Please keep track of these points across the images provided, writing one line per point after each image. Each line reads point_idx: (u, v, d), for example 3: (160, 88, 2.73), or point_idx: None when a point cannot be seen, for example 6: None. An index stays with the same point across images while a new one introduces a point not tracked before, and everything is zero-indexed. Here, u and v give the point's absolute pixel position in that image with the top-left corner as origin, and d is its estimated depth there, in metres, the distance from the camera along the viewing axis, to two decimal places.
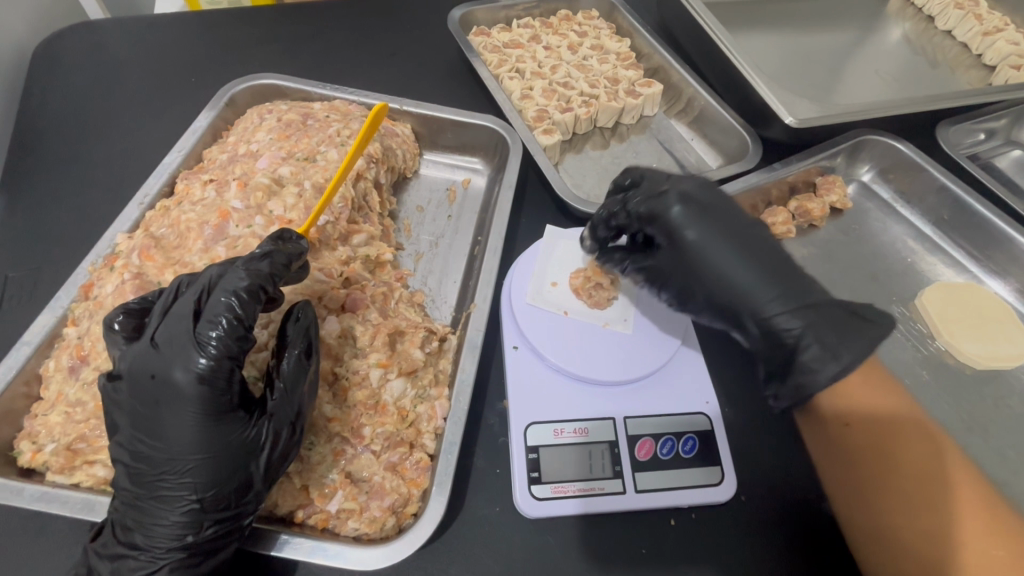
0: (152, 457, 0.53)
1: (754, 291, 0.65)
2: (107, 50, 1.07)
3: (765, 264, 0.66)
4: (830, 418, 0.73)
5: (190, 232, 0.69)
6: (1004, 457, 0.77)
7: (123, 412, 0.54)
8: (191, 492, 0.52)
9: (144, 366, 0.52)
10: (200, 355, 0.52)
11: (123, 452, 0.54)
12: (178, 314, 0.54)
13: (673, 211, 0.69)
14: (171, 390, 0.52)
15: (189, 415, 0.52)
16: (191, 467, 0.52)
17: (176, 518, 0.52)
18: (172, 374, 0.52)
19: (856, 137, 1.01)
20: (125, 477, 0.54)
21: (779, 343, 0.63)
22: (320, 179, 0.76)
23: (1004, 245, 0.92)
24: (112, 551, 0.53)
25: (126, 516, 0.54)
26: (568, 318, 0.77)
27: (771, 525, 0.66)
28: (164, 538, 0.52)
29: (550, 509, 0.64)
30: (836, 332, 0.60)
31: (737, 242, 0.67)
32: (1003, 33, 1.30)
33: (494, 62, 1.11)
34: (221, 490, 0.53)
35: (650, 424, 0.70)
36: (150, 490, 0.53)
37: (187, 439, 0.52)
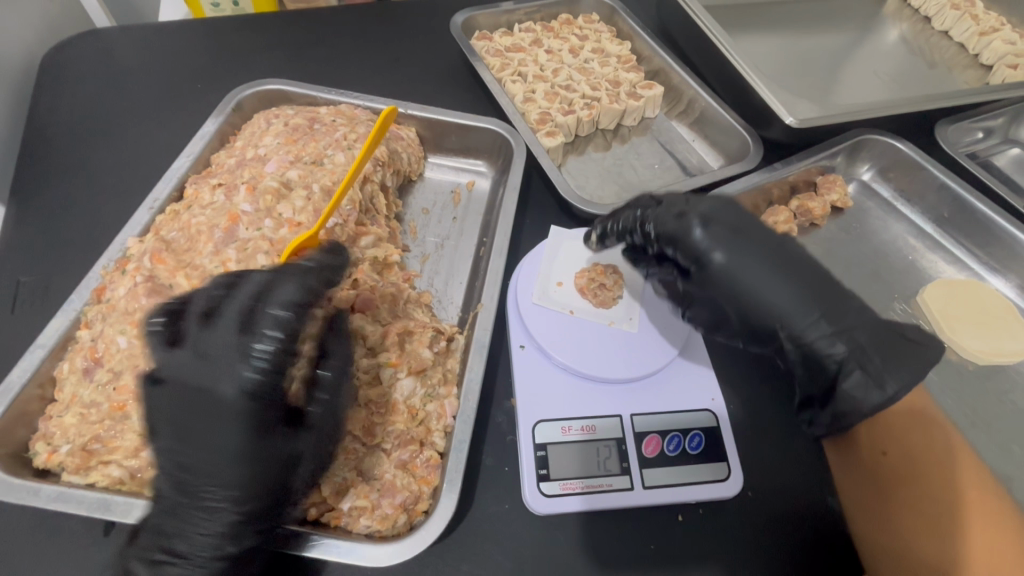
0: (199, 465, 0.53)
1: (796, 313, 0.59)
2: (113, 58, 1.09)
3: (812, 287, 0.60)
4: (864, 439, 0.69)
5: (201, 235, 0.70)
6: (1008, 451, 0.77)
7: (162, 421, 0.53)
8: (235, 498, 0.53)
9: (191, 376, 0.54)
10: (246, 367, 0.54)
11: (161, 460, 0.54)
12: (231, 323, 0.56)
13: (696, 233, 0.63)
14: (219, 400, 0.53)
15: (235, 425, 0.53)
16: (236, 475, 0.53)
17: (221, 524, 0.53)
18: (221, 384, 0.53)
19: (857, 137, 1.02)
20: (162, 483, 0.54)
21: (820, 368, 0.60)
22: (328, 182, 0.76)
23: (1004, 241, 0.93)
24: (150, 557, 0.53)
25: (165, 524, 0.53)
26: (574, 317, 0.78)
27: (776, 520, 0.67)
28: (205, 545, 0.53)
29: (559, 506, 0.65)
30: (884, 358, 0.59)
31: (775, 263, 0.60)
32: (999, 33, 1.31)
33: (497, 66, 1.12)
34: (265, 496, 0.54)
35: (657, 421, 0.70)
36: (193, 497, 0.53)
37: (233, 446, 0.53)
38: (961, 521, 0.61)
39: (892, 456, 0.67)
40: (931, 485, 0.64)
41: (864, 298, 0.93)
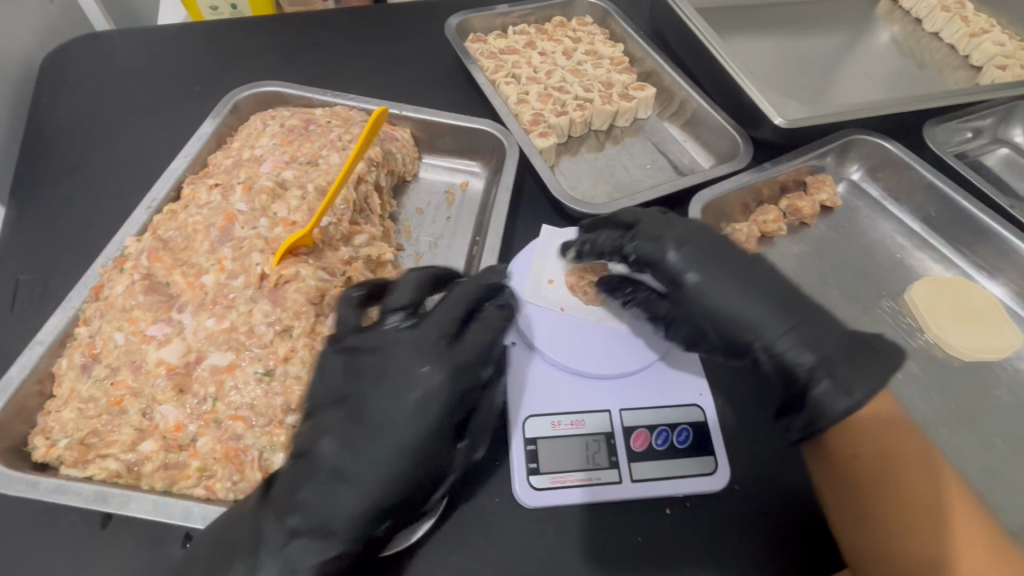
0: (384, 438, 0.57)
1: (764, 326, 0.65)
2: (112, 61, 1.10)
3: (776, 299, 0.65)
4: (836, 446, 0.65)
5: (198, 234, 0.71)
6: (992, 445, 0.79)
7: (366, 392, 0.59)
8: (392, 489, 0.55)
9: (402, 364, 0.59)
10: (461, 362, 0.60)
11: (333, 437, 0.57)
12: (464, 312, 0.63)
13: (669, 255, 0.69)
14: (422, 390, 0.58)
15: (423, 418, 0.57)
16: (401, 467, 0.56)
17: (378, 503, 0.55)
18: (428, 377, 0.58)
19: (847, 136, 1.03)
20: (325, 458, 0.56)
21: (792, 376, 0.63)
22: (323, 182, 0.78)
23: (991, 239, 0.95)
24: (285, 528, 0.54)
25: (316, 495, 0.55)
26: (565, 314, 0.79)
27: (761, 512, 0.68)
28: (343, 528, 0.54)
29: (549, 499, 0.66)
30: (851, 367, 0.61)
31: (741, 280, 0.67)
32: (989, 34, 1.33)
33: (491, 68, 1.13)
34: (416, 493, 0.57)
35: (645, 416, 0.72)
36: (351, 481, 0.55)
37: (413, 438, 0.56)
38: (944, 524, 0.57)
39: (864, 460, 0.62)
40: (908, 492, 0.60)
41: (854, 296, 0.94)
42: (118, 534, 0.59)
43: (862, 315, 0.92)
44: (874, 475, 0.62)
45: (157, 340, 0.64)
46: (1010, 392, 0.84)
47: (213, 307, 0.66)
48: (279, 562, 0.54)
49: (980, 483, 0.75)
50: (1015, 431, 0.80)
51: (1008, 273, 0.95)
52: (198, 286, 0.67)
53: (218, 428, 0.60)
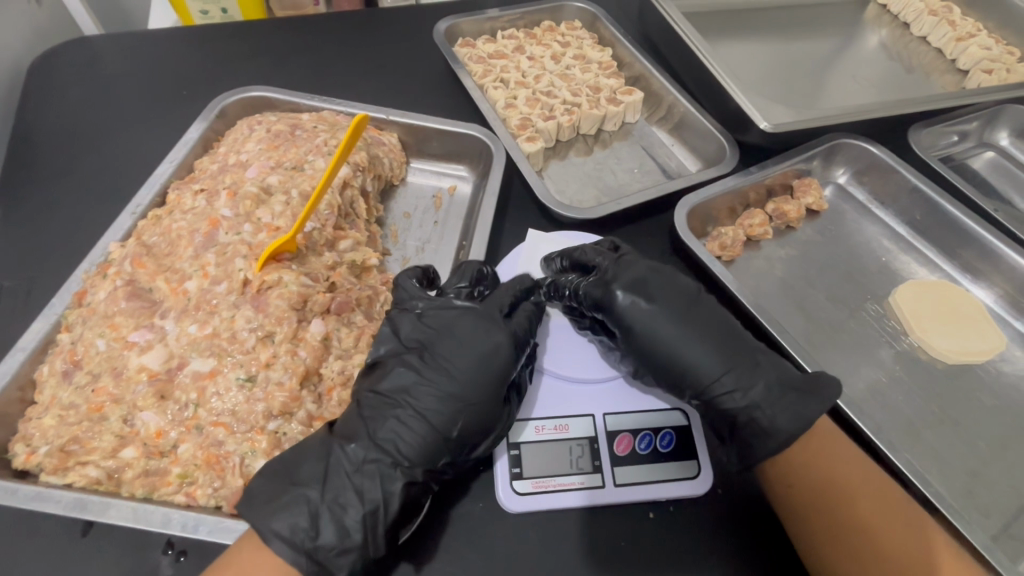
0: (445, 387, 0.64)
1: (703, 370, 0.69)
2: (100, 65, 1.10)
3: (715, 345, 0.70)
4: (773, 474, 0.69)
5: (182, 239, 0.71)
6: (976, 448, 0.79)
7: (429, 346, 0.67)
8: (455, 429, 0.62)
9: (470, 322, 0.68)
10: (519, 330, 0.68)
11: (404, 378, 0.65)
12: (514, 291, 0.72)
13: (619, 299, 0.73)
14: (489, 346, 0.66)
15: (489, 371, 0.65)
16: (464, 412, 0.63)
17: (431, 441, 0.62)
18: (495, 336, 0.66)
19: (832, 140, 1.04)
20: (397, 396, 0.64)
21: (726, 415, 0.68)
22: (307, 187, 0.78)
23: (975, 242, 0.95)
24: (357, 453, 0.60)
25: (383, 429, 0.62)
26: (550, 320, 0.82)
27: (745, 518, 0.68)
28: (411, 458, 0.61)
29: (532, 504, 0.66)
30: (781, 410, 0.66)
31: (683, 327, 0.71)
32: (975, 38, 1.34)
33: (480, 73, 1.14)
34: (474, 438, 0.63)
35: (629, 420, 0.72)
36: (420, 417, 0.63)
37: (477, 388, 0.64)
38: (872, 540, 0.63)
39: (799, 488, 0.67)
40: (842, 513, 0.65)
41: (838, 299, 0.95)
42: (98, 541, 0.58)
43: (848, 318, 0.93)
44: (823, 492, 0.65)
45: (139, 346, 0.64)
46: (993, 395, 0.85)
47: (196, 313, 0.65)
48: (349, 484, 0.59)
49: (962, 485, 0.75)
50: (998, 434, 0.81)
51: (991, 276, 0.96)
52: (181, 292, 0.67)
53: (199, 434, 0.60)
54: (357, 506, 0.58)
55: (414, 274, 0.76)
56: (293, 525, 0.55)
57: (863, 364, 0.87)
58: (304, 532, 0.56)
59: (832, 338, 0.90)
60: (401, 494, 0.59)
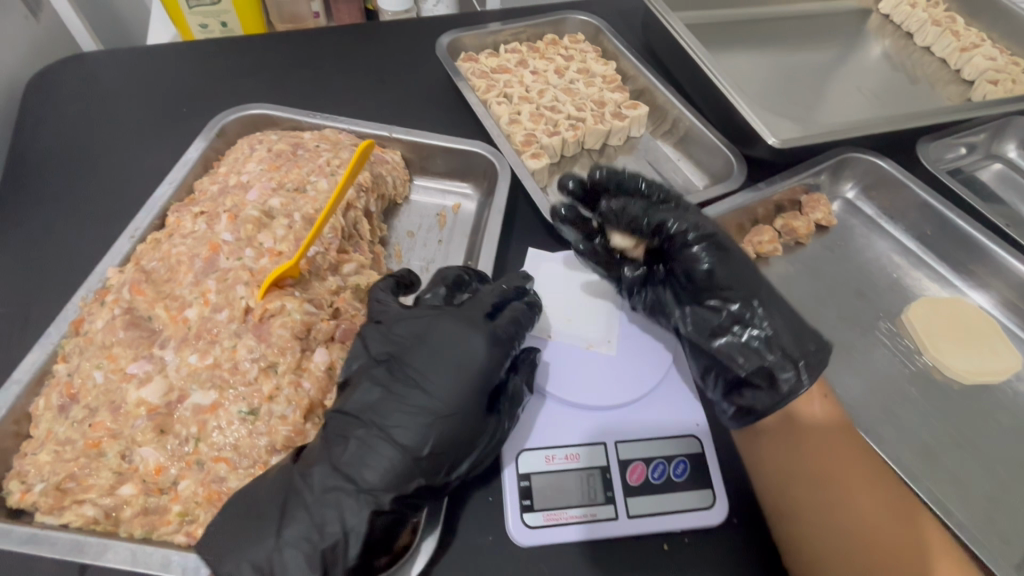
0: (415, 402, 0.60)
1: (740, 306, 0.75)
2: (98, 83, 1.09)
3: (748, 284, 0.76)
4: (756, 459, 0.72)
5: (182, 265, 0.70)
6: (993, 472, 0.77)
7: (402, 358, 0.63)
8: (427, 447, 0.58)
9: (446, 329, 0.64)
10: (500, 333, 0.66)
11: (372, 393, 0.61)
12: (490, 297, 0.70)
13: (692, 249, 0.76)
14: (464, 351, 0.62)
15: (465, 382, 0.61)
16: (437, 426, 0.59)
17: (398, 463, 0.57)
18: (472, 341, 0.63)
19: (840, 155, 1.03)
20: (364, 415, 0.60)
21: (756, 352, 0.73)
22: (311, 210, 0.76)
23: (987, 258, 0.94)
24: (319, 481, 0.56)
25: (346, 453, 0.57)
26: (553, 341, 0.79)
27: (764, 546, 0.67)
28: (375, 485, 0.56)
29: (544, 537, 0.64)
30: (802, 346, 0.73)
31: (730, 266, 0.76)
32: (981, 48, 1.32)
33: (483, 88, 1.12)
34: (449, 457, 0.59)
35: (642, 448, 0.70)
36: (386, 436, 0.58)
37: (451, 399, 0.60)
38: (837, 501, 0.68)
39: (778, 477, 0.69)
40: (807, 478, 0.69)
41: (850, 318, 0.93)
42: None
43: (859, 338, 0.91)
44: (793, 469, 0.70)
45: (137, 378, 0.62)
46: (1010, 416, 0.83)
47: (197, 342, 0.64)
48: (310, 518, 0.55)
49: (982, 512, 0.74)
50: (1015, 456, 0.79)
51: (1002, 292, 0.95)
52: (181, 321, 0.65)
53: (200, 470, 0.58)
54: (316, 542, 0.54)
55: (388, 283, 0.74)
56: (248, 566, 0.53)
57: (876, 385, 0.85)
58: (261, 572, 0.53)
59: (843, 355, 0.89)
60: (364, 525, 0.55)
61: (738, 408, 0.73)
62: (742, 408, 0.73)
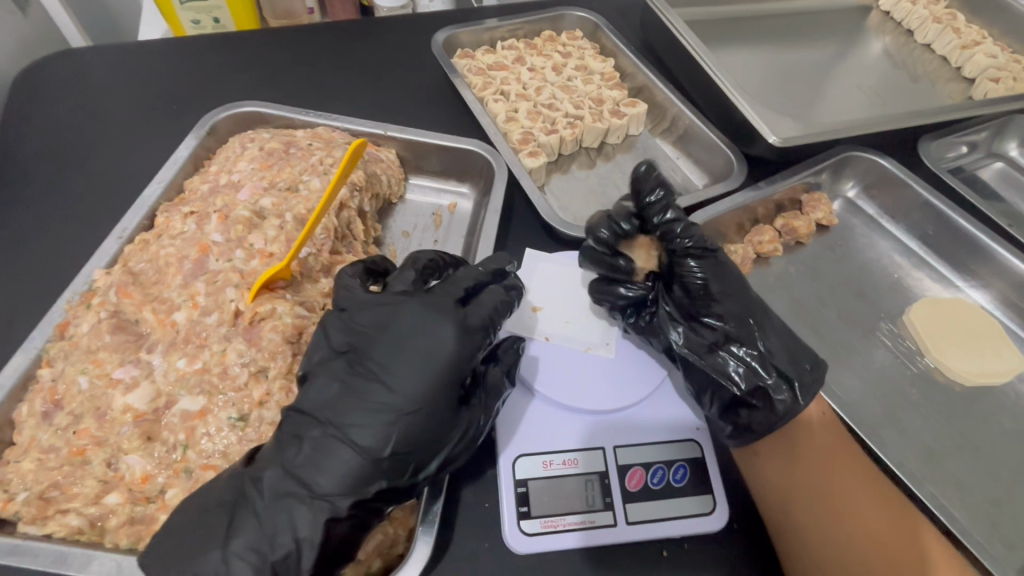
0: (376, 399, 0.56)
1: (734, 323, 0.71)
2: (86, 79, 1.07)
3: (745, 300, 0.72)
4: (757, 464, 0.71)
5: (170, 267, 0.68)
6: (996, 476, 0.76)
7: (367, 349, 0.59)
8: (388, 449, 0.54)
9: (413, 317, 0.60)
10: (472, 322, 0.62)
11: (330, 388, 0.57)
12: (464, 280, 0.66)
13: (688, 262, 0.72)
14: (432, 342, 0.58)
15: (431, 375, 0.57)
16: (398, 423, 0.54)
17: (357, 466, 0.53)
18: (439, 330, 0.59)
19: (842, 153, 1.01)
20: (321, 414, 0.56)
21: (752, 369, 0.69)
22: (302, 210, 0.75)
23: (990, 258, 0.93)
24: (270, 486, 0.52)
25: (300, 456, 0.54)
26: (551, 344, 0.77)
27: (764, 552, 0.66)
28: (330, 490, 0.52)
29: (542, 545, 0.63)
30: (798, 365, 0.70)
31: (726, 282, 0.72)
32: (981, 46, 1.31)
33: (479, 85, 1.10)
34: (415, 458, 0.55)
35: (641, 452, 0.69)
36: (342, 436, 0.54)
37: (415, 395, 0.56)
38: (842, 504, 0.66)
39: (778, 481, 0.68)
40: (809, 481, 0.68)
41: (851, 319, 0.92)
42: None
43: (860, 339, 0.90)
44: (794, 473, 0.69)
45: (124, 383, 0.60)
46: (1012, 418, 0.82)
47: (185, 346, 0.62)
48: (260, 528, 0.51)
49: (985, 516, 0.73)
50: (1018, 460, 0.78)
51: (1005, 292, 0.94)
52: (169, 324, 0.64)
53: (188, 478, 0.57)
54: (266, 553, 0.50)
55: (357, 268, 0.69)
56: None
57: (877, 386, 0.84)
58: None
59: (844, 357, 0.88)
60: (319, 533, 0.51)
61: (735, 427, 0.69)
62: (739, 427, 0.69)
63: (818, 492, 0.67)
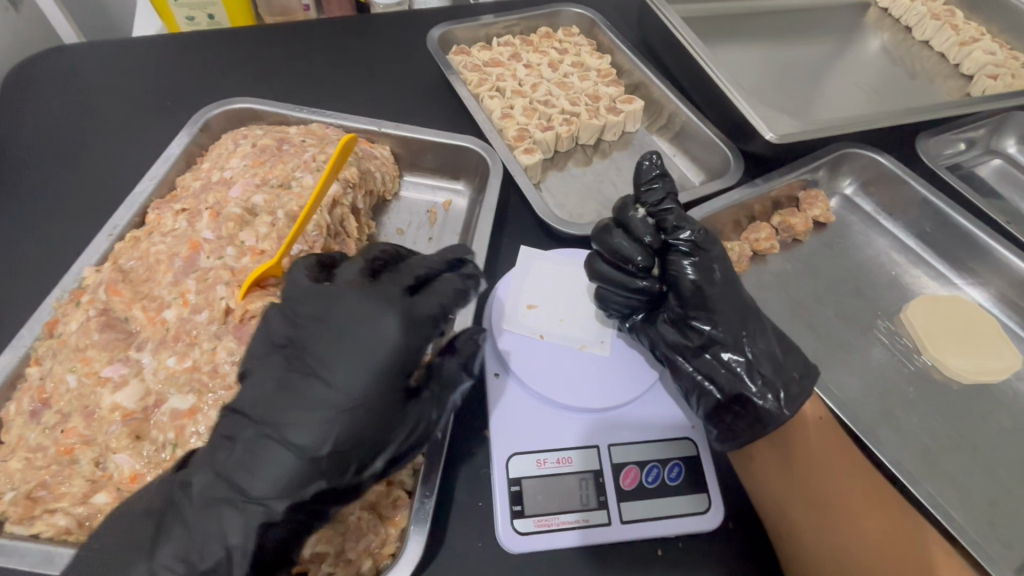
0: (311, 396, 0.54)
1: (722, 329, 0.71)
2: (78, 76, 1.06)
3: (738, 306, 0.72)
4: (756, 470, 0.69)
5: (160, 264, 0.67)
6: (994, 474, 0.76)
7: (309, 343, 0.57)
8: (326, 447, 0.52)
9: (352, 309, 0.58)
10: (417, 312, 0.59)
11: (266, 386, 0.55)
12: (412, 271, 0.64)
13: (683, 263, 0.71)
14: (371, 334, 0.56)
15: (370, 371, 0.55)
16: (336, 421, 0.53)
17: (291, 468, 0.51)
18: (379, 322, 0.57)
19: (839, 150, 1.01)
20: (254, 414, 0.54)
21: (739, 374, 0.70)
22: (294, 207, 0.74)
23: (988, 256, 0.93)
24: (200, 493, 0.51)
25: (232, 458, 0.52)
26: (545, 342, 0.76)
27: (759, 552, 0.65)
28: (265, 493, 0.51)
29: (535, 544, 0.62)
30: (785, 375, 0.70)
31: (722, 287, 0.72)
32: (980, 43, 1.31)
33: (475, 81, 1.10)
34: (355, 455, 0.53)
35: (636, 451, 0.69)
36: (277, 436, 0.52)
37: (353, 391, 0.54)
38: (839, 514, 0.65)
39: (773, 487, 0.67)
40: (809, 492, 0.67)
41: (848, 316, 0.92)
42: None
43: (857, 337, 0.89)
44: (792, 480, 0.68)
45: (112, 382, 0.60)
46: (1010, 416, 0.82)
47: (175, 344, 0.61)
48: (189, 536, 0.50)
49: (982, 514, 0.72)
50: (1016, 458, 0.78)
51: (1002, 290, 0.93)
52: (158, 322, 0.63)
53: None
54: (195, 562, 0.49)
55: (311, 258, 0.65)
56: None
57: (874, 383, 0.84)
58: None
59: (841, 355, 0.87)
60: (256, 536, 0.50)
61: (721, 431, 0.69)
62: (725, 431, 0.69)
63: (817, 498, 0.67)
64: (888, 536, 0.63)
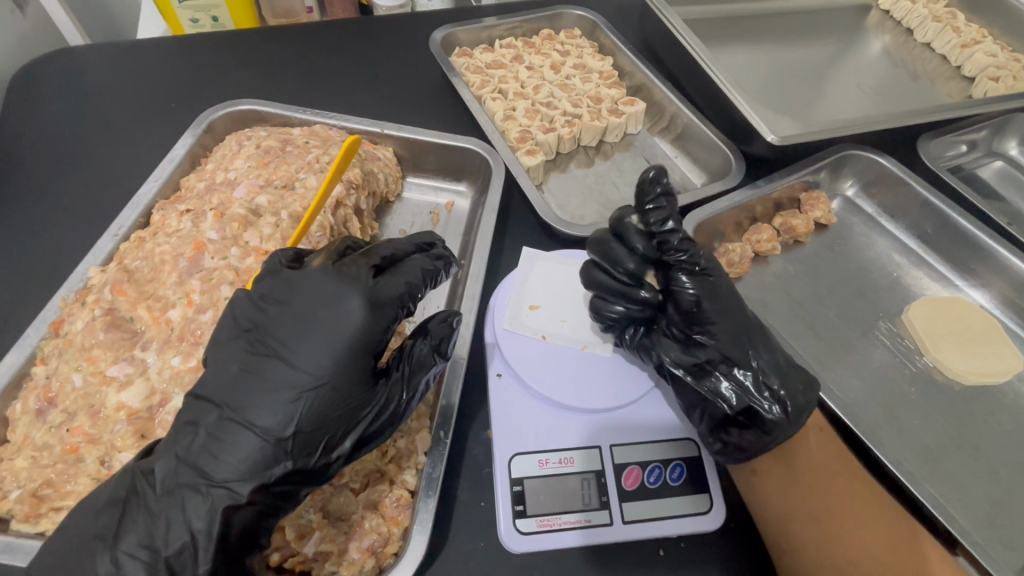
0: (273, 376, 0.52)
1: (726, 342, 0.68)
2: (83, 78, 1.06)
3: (739, 321, 0.69)
4: (756, 482, 0.69)
5: (165, 264, 0.68)
6: (996, 476, 0.76)
7: (268, 323, 0.55)
8: (291, 429, 0.50)
9: (316, 290, 0.56)
10: (383, 294, 0.58)
11: (228, 368, 0.53)
12: (381, 254, 0.63)
13: (682, 279, 0.70)
14: (336, 313, 0.54)
15: (337, 351, 0.53)
16: (300, 401, 0.51)
17: (252, 451, 0.49)
18: (344, 303, 0.55)
19: (840, 152, 1.01)
20: (214, 395, 0.52)
21: (743, 390, 0.67)
22: (298, 208, 0.74)
23: (989, 258, 0.93)
24: (163, 479, 0.49)
25: (195, 441, 0.50)
26: (546, 342, 0.77)
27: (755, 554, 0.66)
28: (228, 476, 0.49)
29: (537, 544, 0.62)
30: (791, 384, 0.67)
31: (722, 303, 0.69)
32: (982, 45, 1.31)
33: (477, 83, 1.10)
34: (319, 437, 0.52)
35: (638, 452, 0.69)
36: (238, 418, 0.50)
37: (318, 370, 0.52)
38: (841, 524, 0.64)
39: (769, 492, 0.67)
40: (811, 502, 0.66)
41: (850, 318, 0.92)
42: None
43: (858, 338, 0.90)
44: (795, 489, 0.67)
45: (117, 381, 0.60)
46: (1012, 418, 0.82)
47: (179, 344, 0.62)
48: (154, 523, 0.49)
49: (984, 515, 0.72)
50: (1018, 459, 0.78)
51: (1003, 292, 0.93)
52: (163, 322, 0.63)
53: None
54: (159, 548, 0.48)
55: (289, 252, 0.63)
56: None
57: (875, 385, 0.84)
58: None
59: (842, 356, 0.87)
60: (219, 522, 0.48)
61: (725, 444, 0.67)
62: (730, 446, 0.67)
63: (816, 507, 0.66)
64: (888, 542, 0.62)
